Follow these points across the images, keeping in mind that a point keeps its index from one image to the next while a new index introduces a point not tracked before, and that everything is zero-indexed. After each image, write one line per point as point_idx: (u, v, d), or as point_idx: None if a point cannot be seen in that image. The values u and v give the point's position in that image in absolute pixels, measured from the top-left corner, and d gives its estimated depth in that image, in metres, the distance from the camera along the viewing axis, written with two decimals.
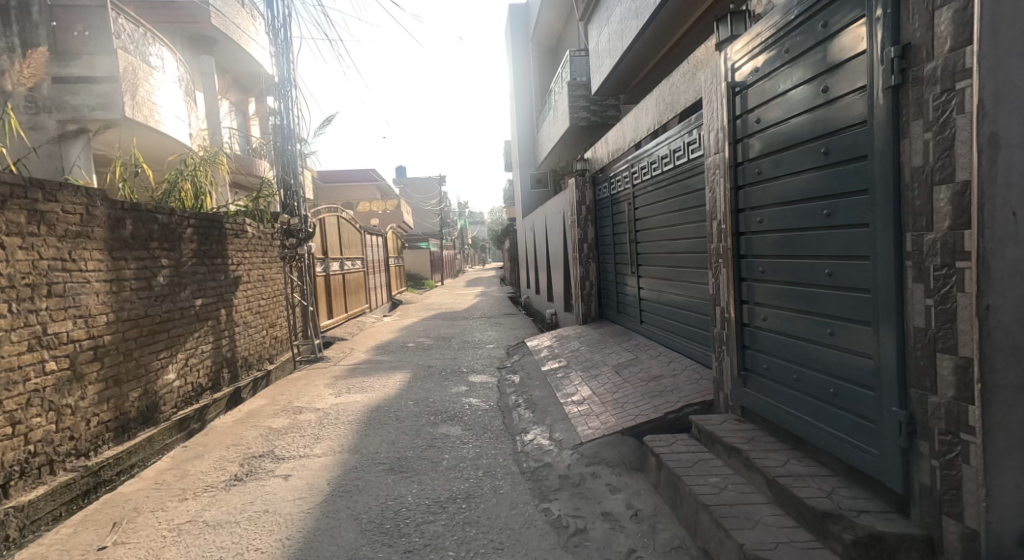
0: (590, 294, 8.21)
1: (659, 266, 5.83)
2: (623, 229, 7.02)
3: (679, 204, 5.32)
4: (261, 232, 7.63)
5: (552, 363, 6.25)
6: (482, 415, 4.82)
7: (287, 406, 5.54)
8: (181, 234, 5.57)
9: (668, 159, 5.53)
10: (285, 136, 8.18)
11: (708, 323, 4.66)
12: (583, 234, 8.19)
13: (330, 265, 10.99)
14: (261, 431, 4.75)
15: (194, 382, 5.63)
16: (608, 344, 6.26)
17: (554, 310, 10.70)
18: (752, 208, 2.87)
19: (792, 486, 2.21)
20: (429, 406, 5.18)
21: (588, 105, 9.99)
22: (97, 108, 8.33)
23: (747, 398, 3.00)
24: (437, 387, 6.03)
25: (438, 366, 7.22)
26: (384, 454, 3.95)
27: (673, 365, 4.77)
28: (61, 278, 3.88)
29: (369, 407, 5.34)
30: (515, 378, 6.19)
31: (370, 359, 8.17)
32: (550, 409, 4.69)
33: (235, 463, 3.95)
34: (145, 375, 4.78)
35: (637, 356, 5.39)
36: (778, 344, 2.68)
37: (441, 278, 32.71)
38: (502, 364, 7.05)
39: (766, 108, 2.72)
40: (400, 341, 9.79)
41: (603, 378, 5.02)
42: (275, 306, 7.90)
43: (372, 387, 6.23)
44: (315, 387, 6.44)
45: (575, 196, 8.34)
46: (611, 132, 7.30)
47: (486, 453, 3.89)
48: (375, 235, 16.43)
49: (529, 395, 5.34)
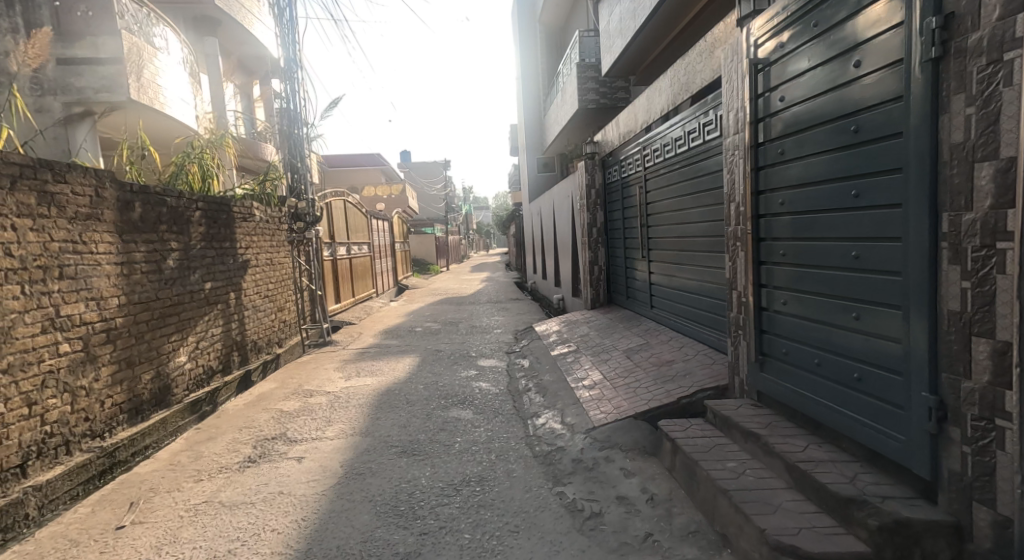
0: (599, 279, 8.17)
1: (671, 250, 5.78)
2: (633, 213, 6.96)
3: (691, 187, 5.25)
4: (269, 215, 7.60)
5: (561, 348, 6.23)
6: (493, 399, 4.81)
7: (298, 389, 5.56)
8: (190, 217, 5.54)
9: (681, 141, 5.45)
10: (292, 118, 8.11)
11: (721, 308, 4.63)
12: (592, 219, 8.13)
13: (337, 249, 10.97)
14: (272, 414, 4.76)
15: (205, 365, 5.64)
16: (617, 329, 6.23)
17: (562, 295, 10.66)
18: (773, 189, 2.82)
19: (814, 471, 2.19)
20: (439, 390, 5.18)
21: (597, 87, 9.87)
22: (103, 90, 8.27)
23: (763, 383, 2.97)
24: (447, 371, 6.03)
25: (446, 350, 7.21)
26: (396, 438, 3.94)
27: (685, 350, 4.74)
28: (72, 260, 3.86)
29: (380, 391, 5.34)
30: (525, 362, 6.17)
31: (378, 343, 8.18)
32: (561, 394, 4.67)
33: (248, 446, 3.95)
34: (156, 358, 4.78)
35: (648, 341, 5.36)
36: (798, 328, 2.65)
37: (446, 263, 32.69)
38: (511, 349, 7.04)
39: (790, 86, 2.65)
40: (408, 325, 9.79)
41: (614, 363, 4.99)
42: (283, 290, 7.90)
43: (382, 370, 6.23)
44: (325, 370, 6.45)
45: (584, 180, 8.27)
46: (621, 114, 7.21)
47: (498, 437, 3.88)
48: (381, 220, 16.38)
49: (539, 379, 5.32)
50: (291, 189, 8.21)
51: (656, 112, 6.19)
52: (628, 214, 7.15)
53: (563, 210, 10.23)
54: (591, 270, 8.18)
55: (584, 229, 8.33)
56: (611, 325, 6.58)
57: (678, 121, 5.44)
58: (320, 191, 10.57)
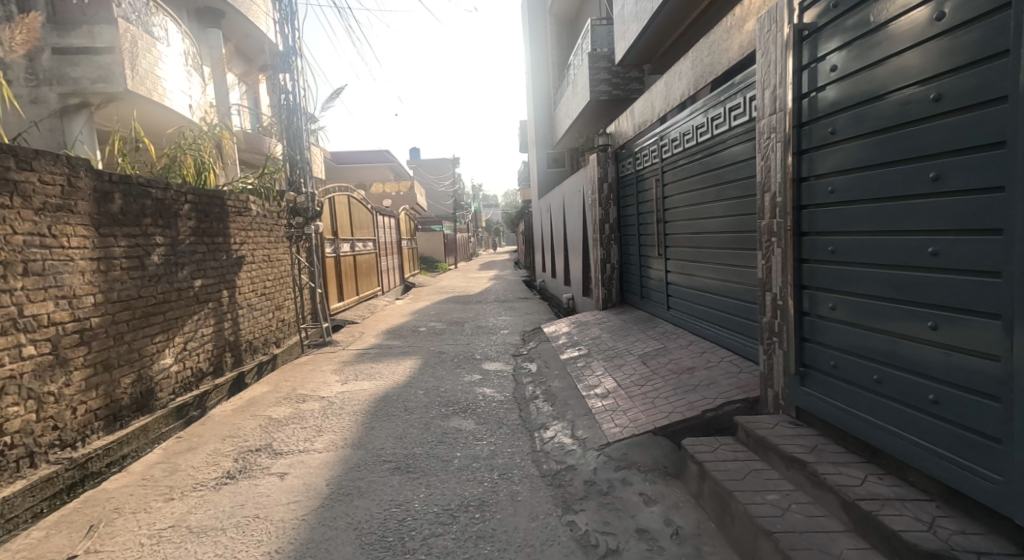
0: (611, 278, 7.79)
1: (689, 246, 5.38)
2: (648, 209, 6.57)
3: (710, 179, 4.86)
4: (266, 210, 7.28)
5: (572, 351, 5.86)
6: (498, 408, 4.45)
7: (291, 394, 5.23)
8: (178, 210, 5.23)
9: (700, 130, 5.05)
10: (292, 109, 7.79)
11: (747, 310, 4.23)
12: (604, 214, 7.74)
13: (339, 245, 10.66)
14: (260, 422, 4.43)
15: (194, 367, 5.34)
16: (631, 332, 5.84)
17: (572, 294, 10.27)
18: (819, 176, 2.44)
19: (881, 513, 1.81)
20: (441, 397, 4.82)
21: (610, 77, 9.48)
22: (99, 81, 8.00)
23: (806, 399, 2.58)
24: (450, 375, 5.67)
25: (450, 352, 6.86)
26: (390, 451, 3.60)
27: (706, 356, 4.35)
28: (39, 255, 3.56)
29: (377, 396, 5.00)
30: (532, 366, 5.81)
31: (380, 344, 7.84)
32: (571, 403, 4.30)
33: (230, 459, 3.62)
34: (138, 360, 4.48)
35: (665, 345, 4.97)
36: (851, 337, 2.27)
37: (455, 261, 32.37)
38: (518, 351, 6.69)
39: (843, 55, 2.28)
40: (412, 325, 9.44)
41: (629, 370, 4.61)
42: (281, 288, 7.60)
43: (381, 374, 5.89)
44: (321, 373, 6.13)
45: (596, 174, 7.87)
46: (637, 103, 6.80)
47: (502, 452, 3.52)
48: (387, 217, 16.06)
49: (547, 385, 4.96)
50: (290, 183, 7.88)
51: (675, 100, 5.79)
52: (643, 210, 6.75)
53: (574, 206, 9.85)
54: (604, 268, 7.80)
55: (596, 225, 7.94)
56: (625, 327, 6.20)
57: (698, 107, 5.03)
58: (323, 186, 10.26)
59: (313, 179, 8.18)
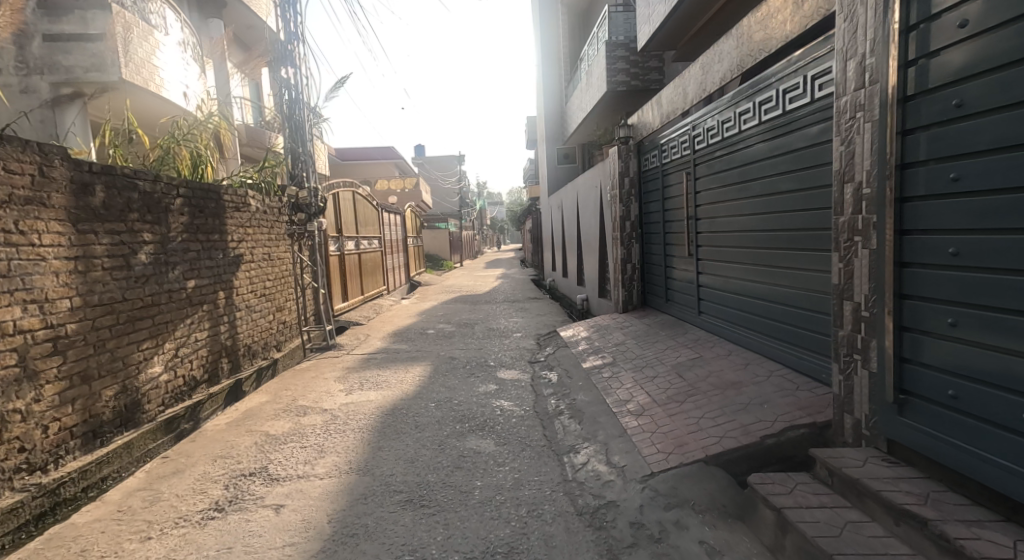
0: (632, 279, 7.34)
1: (723, 245, 4.91)
2: (675, 205, 6.12)
3: (747, 174, 4.40)
4: (266, 206, 6.87)
5: (595, 359, 5.41)
6: (519, 426, 4.01)
7: (291, 405, 4.81)
8: (169, 205, 4.82)
9: (736, 119, 4.59)
10: (294, 99, 7.37)
11: (795, 317, 3.79)
12: (624, 211, 7.30)
13: (343, 243, 10.23)
14: (256, 439, 4.00)
15: (186, 376, 4.92)
16: (659, 339, 5.39)
17: (587, 296, 9.82)
18: (936, 162, 2.07)
19: None
20: (455, 411, 4.39)
21: (628, 67, 9.04)
22: (92, 70, 7.59)
23: (907, 431, 2.20)
24: (463, 385, 5.23)
25: (462, 358, 6.41)
26: (401, 479, 3.16)
27: (753, 369, 3.89)
28: (3, 255, 3.15)
29: (385, 409, 4.57)
30: (552, 375, 5.37)
31: (387, 347, 7.40)
32: (601, 421, 3.87)
33: (219, 486, 3.19)
34: (122, 370, 4.05)
35: (701, 355, 4.53)
36: (989, 356, 1.94)
37: (461, 259, 31.91)
38: (534, 357, 6.24)
39: (978, 8, 1.93)
40: (420, 327, 9.00)
41: (664, 383, 4.17)
42: (282, 288, 7.20)
43: (388, 382, 5.45)
44: (325, 380, 5.71)
45: (616, 168, 7.42)
46: (665, 91, 6.31)
47: (528, 481, 3.08)
48: (393, 214, 15.61)
49: (572, 398, 4.52)
50: (291, 177, 7.43)
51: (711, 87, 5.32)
52: (670, 206, 6.29)
53: (589, 203, 9.38)
54: (624, 268, 7.34)
55: (615, 223, 7.48)
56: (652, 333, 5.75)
57: (738, 91, 4.53)
58: (326, 180, 9.82)
59: (316, 173, 7.73)
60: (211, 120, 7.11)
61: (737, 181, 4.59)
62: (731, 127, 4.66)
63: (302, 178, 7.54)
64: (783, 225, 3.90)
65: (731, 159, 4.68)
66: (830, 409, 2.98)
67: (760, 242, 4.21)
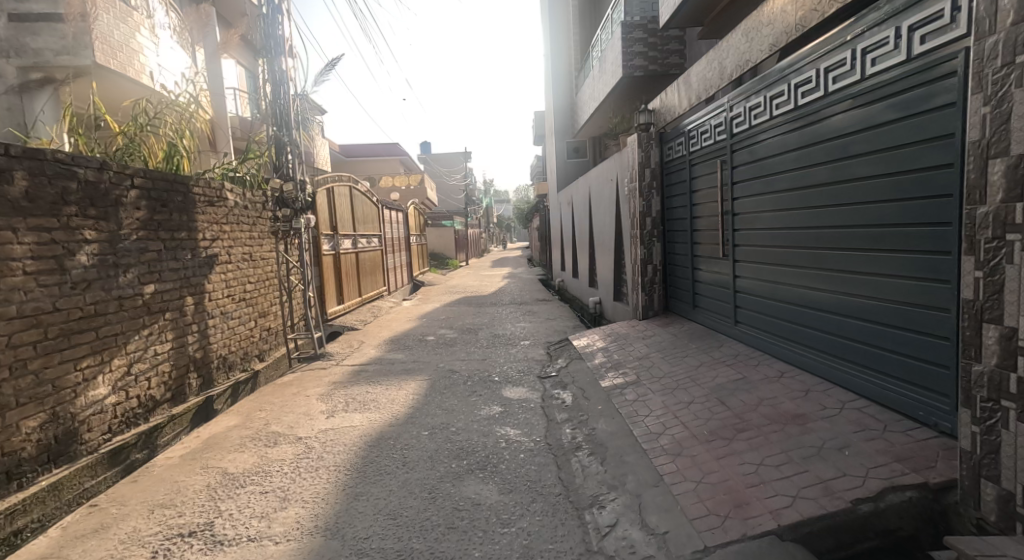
0: (653, 282, 6.63)
1: (767, 244, 4.18)
2: (705, 199, 5.42)
3: (802, 159, 3.65)
4: (246, 201, 6.21)
5: (615, 377, 4.70)
6: (528, 467, 3.31)
7: (262, 432, 4.13)
8: (121, 198, 4.15)
9: (785, 94, 3.85)
10: (278, 82, 6.66)
11: (869, 334, 3.07)
12: (644, 205, 6.58)
13: (338, 242, 9.56)
14: (211, 478, 3.31)
15: (143, 396, 4.24)
16: (689, 353, 4.68)
17: (601, 299, 9.12)
18: None
19: None
20: (452, 444, 3.69)
21: (646, 51, 8.32)
22: (63, 53, 6.91)
23: None
24: (463, 406, 4.53)
25: (462, 372, 5.71)
26: (377, 546, 2.48)
27: (815, 397, 3.18)
28: None
29: (370, 439, 3.87)
30: (566, 395, 4.66)
31: (381, 357, 6.71)
32: (629, 461, 3.17)
33: (144, 555, 2.50)
34: (51, 395, 3.38)
35: (744, 376, 3.82)
36: None
37: (467, 257, 31.19)
38: (544, 372, 5.53)
39: None
40: (420, 333, 8.29)
41: (704, 413, 3.46)
42: (265, 291, 6.53)
43: (377, 401, 4.76)
44: (306, 398, 5.03)
45: (634, 157, 6.71)
46: (696, 69, 5.58)
47: (541, 552, 2.40)
48: (394, 211, 14.92)
49: (590, 427, 3.81)
50: (276, 170, 6.72)
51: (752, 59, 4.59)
52: (699, 200, 5.57)
53: (604, 197, 8.64)
54: (644, 269, 6.64)
55: (634, 219, 6.76)
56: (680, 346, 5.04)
57: (789, 60, 3.79)
58: (319, 175, 9.14)
59: (301, 167, 7.00)
60: (191, 109, 6.41)
61: (787, 167, 3.85)
62: (780, 103, 3.92)
63: (285, 172, 6.79)
64: (855, 219, 3.16)
65: (778, 140, 3.94)
66: (942, 464, 2.26)
67: (821, 239, 3.49)
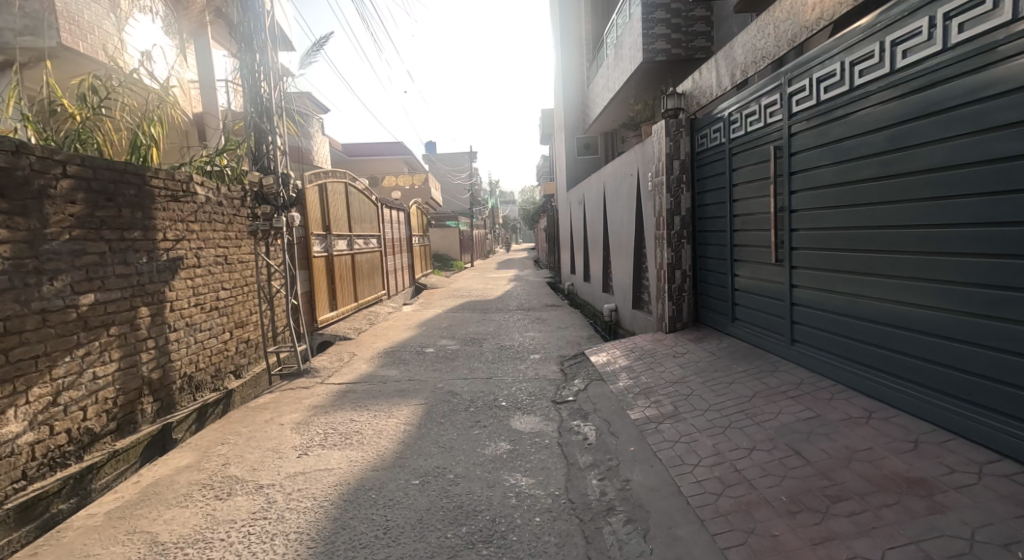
0: (681, 290, 5.88)
1: (842, 248, 3.43)
2: (748, 194, 4.63)
3: (905, 136, 2.92)
4: (221, 197, 5.47)
5: (646, 407, 3.94)
6: (547, 538, 2.55)
7: (218, 476, 3.38)
8: (47, 188, 3.42)
9: (876, 56, 3.11)
10: (260, 63, 5.90)
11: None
12: (672, 202, 5.81)
13: (331, 243, 8.85)
14: (135, 551, 2.56)
15: (76, 430, 3.51)
16: (737, 380, 3.91)
17: (617, 306, 8.42)
18: None
19: None
20: (449, 501, 2.94)
21: (670, 33, 7.53)
22: (24, 33, 6.13)
23: None
24: (464, 443, 3.76)
25: (464, 395, 4.94)
26: None
27: (930, 451, 2.42)
28: None
29: (348, 491, 3.11)
30: (587, 429, 3.89)
31: (373, 373, 5.95)
32: (680, 536, 2.41)
33: None
34: None
35: (817, 414, 3.05)
36: None
37: (472, 259, 30.42)
38: (558, 396, 4.76)
39: None
40: (419, 344, 7.53)
41: (775, 467, 2.69)
42: (242, 299, 5.80)
43: (362, 435, 3.99)
44: (280, 427, 4.28)
45: (660, 148, 5.93)
46: (741, 39, 4.78)
47: None
48: (395, 210, 14.17)
49: (623, 478, 3.05)
50: (253, 162, 5.96)
51: (822, 26, 3.80)
52: (740, 196, 4.78)
53: (622, 195, 7.87)
54: (672, 275, 5.87)
55: (660, 218, 5.99)
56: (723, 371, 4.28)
57: (882, 13, 3.06)
58: (310, 170, 8.43)
59: (282, 159, 6.20)
60: (164, 98, 5.57)
61: (879, 150, 3.10)
62: (872, 68, 3.15)
63: (263, 165, 6.04)
64: (1018, 214, 2.42)
65: (866, 117, 3.18)
66: None
67: (948, 240, 2.72)
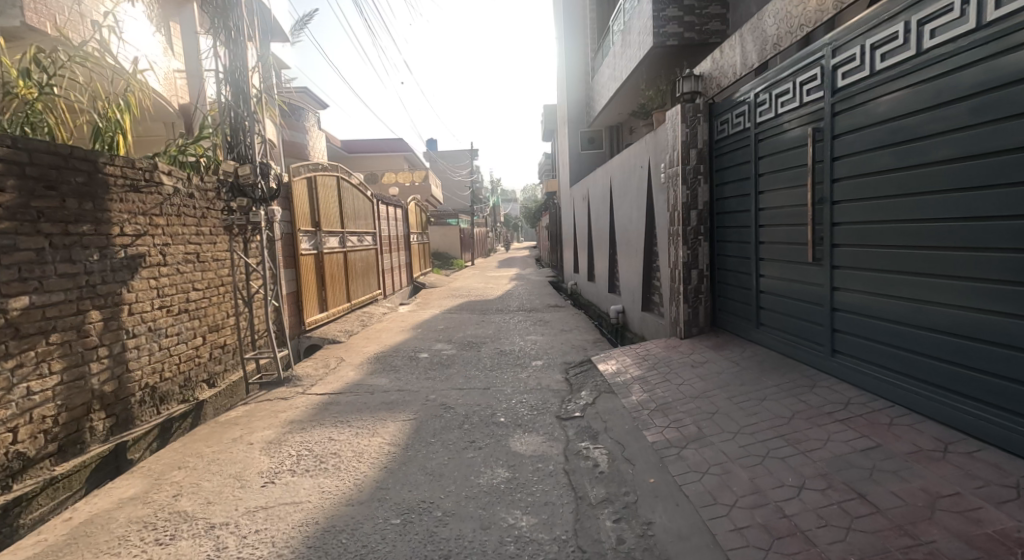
0: (698, 291, 5.37)
1: (907, 244, 2.94)
2: (778, 184, 4.12)
3: (1005, 106, 2.45)
4: (189, 188, 4.99)
5: (665, 427, 3.44)
6: None
7: (164, 512, 2.88)
8: None
9: (959, 11, 2.62)
10: (235, 42, 5.33)
11: None
12: (688, 195, 5.29)
13: (321, 240, 8.43)
14: None
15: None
16: (770, 398, 3.40)
17: (624, 308, 7.94)
18: None
19: None
20: (434, 549, 2.44)
21: (682, 15, 7.02)
22: None
23: None
24: (456, 470, 3.26)
25: (458, 408, 4.44)
26: None
27: None
28: None
29: (314, 534, 2.62)
30: (597, 452, 3.38)
31: (360, 382, 5.46)
32: None
33: None
34: None
35: (878, 443, 2.55)
36: None
37: (472, 257, 29.89)
38: (563, 411, 4.26)
39: None
40: (413, 348, 7.03)
41: (834, 517, 2.20)
42: (215, 301, 5.32)
43: (340, 459, 3.50)
44: (250, 447, 3.79)
45: (674, 136, 5.42)
46: (771, 9, 4.26)
47: None
48: (391, 206, 13.65)
49: (642, 520, 2.55)
50: (228, 149, 5.38)
51: None
52: (768, 187, 4.27)
53: (630, 189, 7.37)
54: (688, 275, 5.36)
55: (674, 212, 5.47)
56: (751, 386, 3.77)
57: None
58: (299, 163, 8.05)
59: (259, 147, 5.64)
60: (130, 83, 5.10)
61: (964, 126, 2.61)
62: (951, 26, 2.66)
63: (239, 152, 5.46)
64: None
65: (944, 85, 2.69)
66: None
67: None
